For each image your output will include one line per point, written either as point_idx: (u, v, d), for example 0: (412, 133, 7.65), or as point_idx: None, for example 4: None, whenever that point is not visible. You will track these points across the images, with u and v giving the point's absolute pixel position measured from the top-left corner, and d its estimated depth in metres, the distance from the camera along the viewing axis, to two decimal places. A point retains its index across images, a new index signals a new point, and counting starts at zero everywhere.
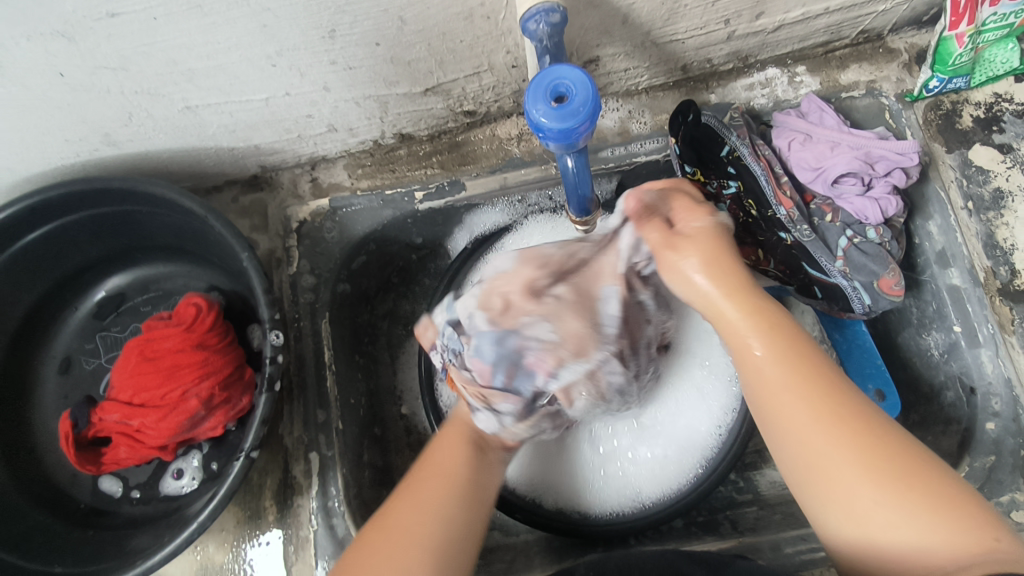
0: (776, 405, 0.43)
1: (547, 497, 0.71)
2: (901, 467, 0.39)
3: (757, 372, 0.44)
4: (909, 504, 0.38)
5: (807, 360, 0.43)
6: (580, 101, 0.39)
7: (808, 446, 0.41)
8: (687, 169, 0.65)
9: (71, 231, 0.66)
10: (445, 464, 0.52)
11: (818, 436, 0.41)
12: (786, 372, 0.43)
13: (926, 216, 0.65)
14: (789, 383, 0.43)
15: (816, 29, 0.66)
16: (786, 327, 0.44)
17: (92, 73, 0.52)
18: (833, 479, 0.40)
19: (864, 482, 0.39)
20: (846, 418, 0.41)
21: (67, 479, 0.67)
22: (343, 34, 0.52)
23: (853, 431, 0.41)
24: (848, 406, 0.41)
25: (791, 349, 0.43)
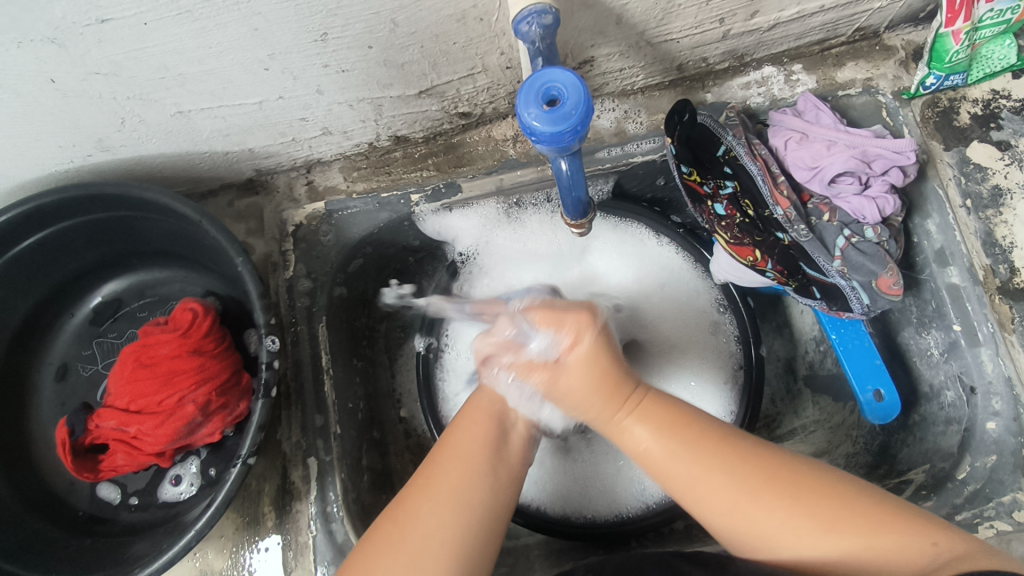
0: (697, 480, 0.46)
1: (551, 502, 0.72)
2: (829, 502, 0.42)
3: (649, 458, 0.48)
4: (841, 533, 0.41)
5: (686, 421, 0.48)
6: (572, 104, 0.38)
7: (743, 518, 0.44)
8: (683, 169, 0.65)
9: (66, 237, 0.66)
10: (467, 455, 0.50)
11: (747, 501, 0.44)
12: (666, 451, 0.47)
13: (924, 214, 0.65)
14: (674, 459, 0.47)
15: (812, 27, 0.66)
16: (655, 408, 0.50)
17: (83, 79, 0.51)
18: (770, 530, 0.43)
19: (800, 528, 0.42)
20: (754, 475, 0.44)
21: (65, 486, 0.67)
22: (336, 38, 0.52)
23: (777, 483, 0.44)
24: (762, 461, 0.45)
25: (661, 423, 0.49)
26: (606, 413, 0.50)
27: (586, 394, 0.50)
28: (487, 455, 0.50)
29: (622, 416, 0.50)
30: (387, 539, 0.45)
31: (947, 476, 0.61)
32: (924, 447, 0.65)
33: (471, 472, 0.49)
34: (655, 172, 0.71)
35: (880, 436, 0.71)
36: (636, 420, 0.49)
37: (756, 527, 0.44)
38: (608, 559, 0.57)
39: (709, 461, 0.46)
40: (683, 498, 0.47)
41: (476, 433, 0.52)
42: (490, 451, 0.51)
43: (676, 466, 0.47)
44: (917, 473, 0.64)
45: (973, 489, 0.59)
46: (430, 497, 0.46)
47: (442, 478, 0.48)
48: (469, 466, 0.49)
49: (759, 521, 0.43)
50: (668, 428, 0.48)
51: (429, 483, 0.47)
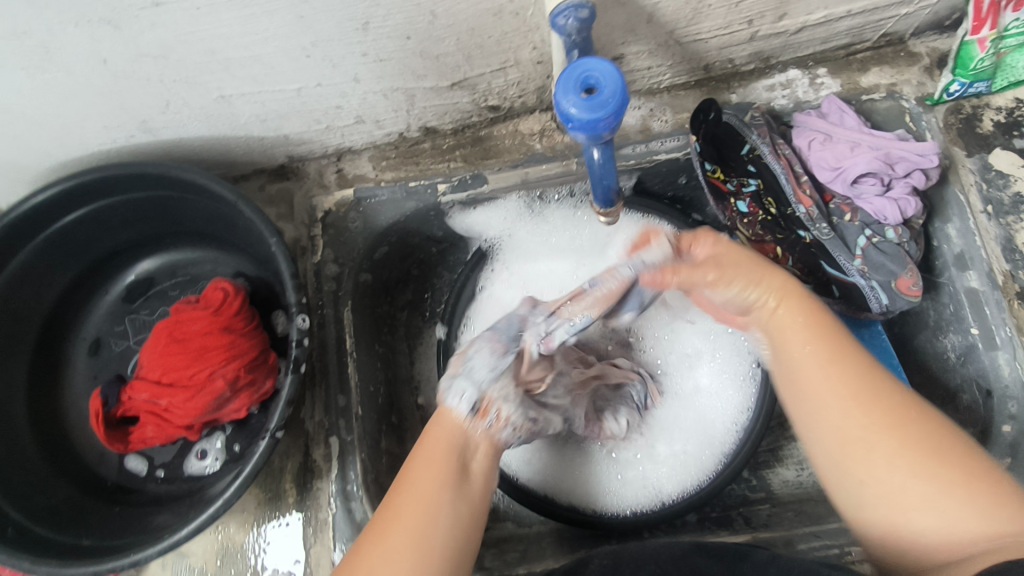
0: (833, 388, 0.49)
1: (558, 492, 0.72)
2: (954, 448, 0.45)
3: (795, 366, 0.51)
4: (952, 495, 0.43)
5: (844, 347, 0.50)
6: (610, 92, 0.40)
7: (849, 431, 0.47)
8: (706, 166, 0.67)
9: (104, 215, 0.68)
10: (416, 500, 0.50)
11: (860, 439, 0.47)
12: (831, 376, 0.49)
13: (945, 219, 0.66)
14: (822, 372, 0.49)
15: (838, 32, 0.67)
16: (797, 320, 0.52)
17: (134, 60, 0.53)
18: (869, 457, 0.46)
19: (913, 466, 0.45)
20: (876, 403, 0.47)
21: (94, 457, 0.69)
22: (376, 27, 0.54)
23: (902, 414, 0.47)
24: (878, 377, 0.48)
25: (815, 335, 0.51)
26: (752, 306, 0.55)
27: (738, 270, 0.55)
28: (446, 478, 0.52)
29: (773, 305, 0.54)
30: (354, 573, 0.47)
31: None
32: None
33: (424, 521, 0.49)
34: (678, 170, 0.72)
35: None
36: (786, 311, 0.53)
37: (865, 473, 0.46)
38: (623, 547, 0.57)
39: (855, 381, 0.48)
40: (810, 404, 0.50)
41: (434, 467, 0.52)
42: (447, 490, 0.51)
43: (816, 368, 0.50)
44: None
45: None
46: (383, 544, 0.48)
47: (404, 506, 0.50)
48: (424, 513, 0.49)
49: (871, 458, 0.46)
50: (824, 339, 0.50)
51: (386, 528, 0.49)
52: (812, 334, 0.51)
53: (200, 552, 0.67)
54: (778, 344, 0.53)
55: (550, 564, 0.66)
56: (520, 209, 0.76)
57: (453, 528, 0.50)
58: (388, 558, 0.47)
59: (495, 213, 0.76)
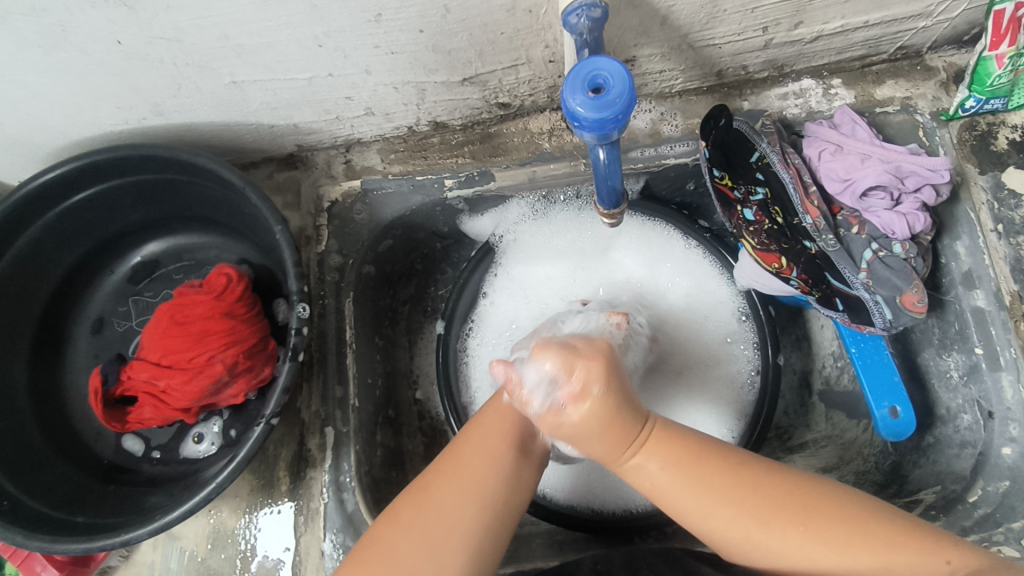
0: (699, 509, 0.46)
1: (559, 490, 0.74)
2: (840, 522, 0.43)
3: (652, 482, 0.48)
4: (844, 548, 0.43)
5: (698, 457, 0.47)
6: (617, 92, 0.40)
7: (722, 522, 0.45)
8: (714, 172, 0.66)
9: (113, 196, 0.69)
10: (496, 445, 0.51)
11: (757, 528, 0.45)
12: (673, 482, 0.47)
13: (954, 235, 0.65)
14: (672, 478, 0.47)
15: (854, 42, 0.67)
16: (667, 442, 0.48)
17: (147, 42, 0.54)
18: (786, 548, 0.44)
19: (810, 538, 0.43)
20: (758, 492, 0.45)
21: (92, 435, 0.70)
22: (389, 19, 0.54)
23: (778, 496, 0.45)
24: (720, 478, 0.46)
25: (675, 459, 0.48)
26: (611, 456, 0.48)
27: (597, 440, 0.47)
28: (511, 450, 0.52)
29: (630, 456, 0.48)
30: (406, 511, 0.47)
31: (959, 498, 0.61)
32: (937, 469, 0.65)
33: (495, 463, 0.50)
34: (686, 175, 0.72)
35: (892, 455, 0.70)
36: (644, 458, 0.48)
37: (771, 551, 0.44)
38: (614, 554, 0.57)
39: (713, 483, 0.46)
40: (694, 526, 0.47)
41: (510, 426, 0.53)
42: (518, 449, 0.52)
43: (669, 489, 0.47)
44: (928, 493, 0.64)
45: (982, 513, 0.59)
46: (453, 478, 0.49)
47: (480, 449, 0.51)
48: (494, 460, 0.50)
49: (779, 542, 0.44)
50: (673, 462, 0.47)
51: (452, 469, 0.49)
52: (666, 462, 0.47)
53: (192, 535, 0.68)
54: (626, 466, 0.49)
55: (538, 565, 0.66)
56: (528, 207, 0.76)
57: (513, 485, 0.50)
58: (455, 494, 0.48)
59: (507, 210, 0.77)
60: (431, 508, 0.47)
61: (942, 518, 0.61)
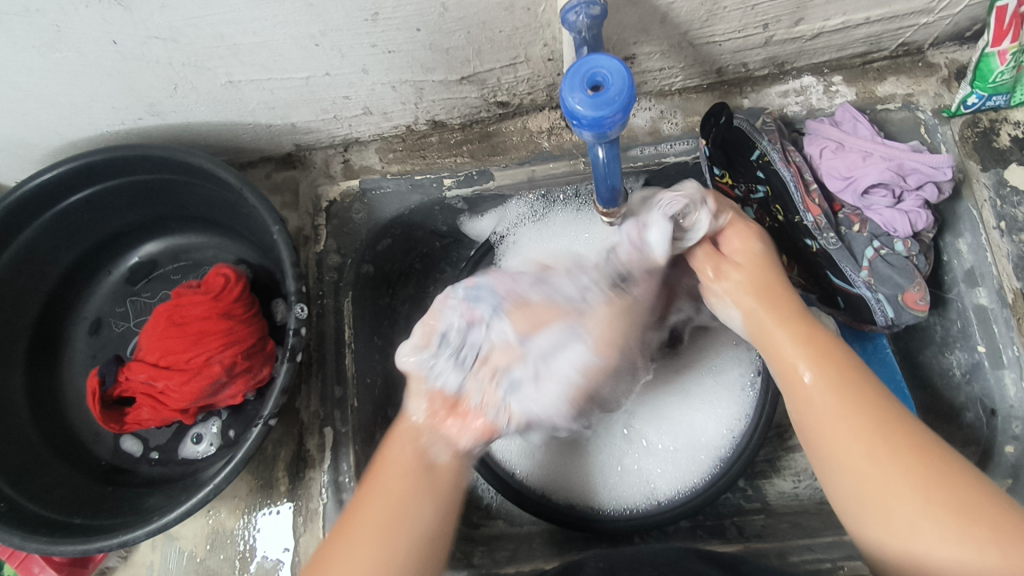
0: (837, 431, 0.45)
1: (555, 490, 0.72)
2: (967, 500, 0.40)
3: (797, 388, 0.48)
4: (968, 530, 0.39)
5: (872, 397, 0.45)
6: (616, 90, 0.39)
7: (867, 463, 0.43)
8: (714, 171, 0.64)
9: (110, 196, 0.68)
10: (387, 509, 0.47)
11: (867, 460, 0.43)
12: (830, 401, 0.46)
13: (956, 233, 0.65)
14: (818, 393, 0.46)
15: (855, 39, 0.66)
16: (845, 381, 0.46)
17: (143, 42, 0.53)
18: (893, 496, 0.42)
19: (925, 498, 0.41)
20: (909, 453, 0.42)
21: (91, 436, 0.70)
22: (386, 18, 0.53)
23: (913, 458, 0.42)
24: (907, 434, 0.43)
25: (845, 386, 0.46)
26: (789, 371, 0.48)
27: (793, 343, 0.49)
28: (419, 488, 0.49)
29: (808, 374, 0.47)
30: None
31: None
32: None
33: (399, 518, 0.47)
34: (686, 174, 0.72)
35: None
36: (821, 384, 0.46)
37: (873, 492, 0.42)
38: (615, 553, 0.57)
39: (907, 442, 0.43)
40: (816, 443, 0.46)
41: (400, 469, 0.50)
42: (404, 489, 0.49)
43: (820, 416, 0.46)
44: None
45: None
46: (348, 535, 0.46)
47: (373, 500, 0.48)
48: (399, 503, 0.48)
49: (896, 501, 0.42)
50: (847, 387, 0.46)
51: (347, 527, 0.47)
52: (833, 379, 0.46)
53: (191, 536, 0.67)
54: (783, 377, 0.49)
55: (538, 566, 0.65)
56: (527, 206, 0.76)
57: (435, 527, 0.48)
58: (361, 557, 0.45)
59: (517, 206, 0.76)
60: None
61: None
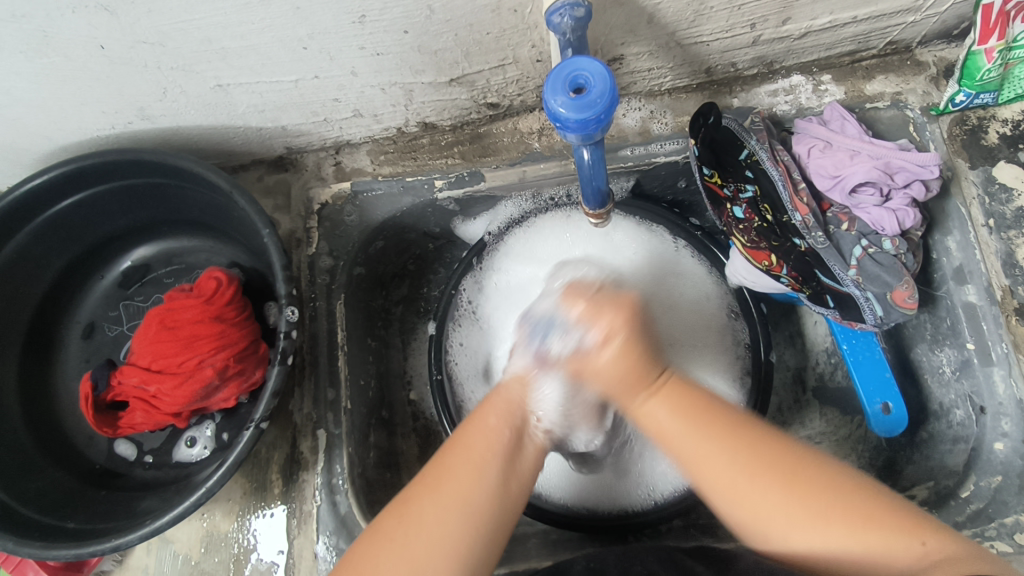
0: (698, 458, 0.46)
1: (552, 491, 0.72)
2: (822, 491, 0.43)
3: (660, 429, 0.49)
4: (833, 524, 0.42)
5: (708, 411, 0.48)
6: (598, 93, 0.39)
7: (739, 491, 0.45)
8: (704, 171, 0.66)
9: (101, 200, 0.68)
10: (477, 454, 0.50)
11: (745, 483, 0.44)
12: (686, 434, 0.47)
13: (945, 231, 0.65)
14: (681, 433, 0.48)
15: (843, 38, 0.66)
16: (681, 394, 0.50)
17: (131, 46, 0.53)
18: (768, 514, 0.44)
19: (790, 508, 0.43)
20: (767, 462, 0.45)
21: (85, 440, 0.70)
22: (373, 20, 0.54)
23: (771, 466, 0.44)
24: (760, 450, 0.45)
25: (684, 409, 0.49)
26: (625, 396, 0.51)
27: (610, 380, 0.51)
28: (495, 459, 0.51)
29: (643, 398, 0.50)
30: (389, 523, 0.47)
31: (951, 494, 0.61)
32: (930, 464, 0.65)
33: (478, 476, 0.49)
34: (677, 174, 0.72)
35: (886, 451, 0.70)
36: (657, 402, 0.49)
37: (752, 512, 0.44)
38: (607, 552, 0.57)
39: (751, 447, 0.46)
40: (693, 476, 0.47)
41: (490, 435, 0.52)
42: (500, 459, 0.51)
43: (694, 456, 0.47)
44: (921, 489, 0.64)
45: (975, 508, 0.59)
46: (435, 492, 0.47)
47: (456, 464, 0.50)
48: (480, 469, 0.49)
49: (770, 510, 0.44)
50: (693, 414, 0.48)
51: (439, 481, 0.48)
52: (679, 409, 0.48)
53: (186, 539, 0.68)
54: (644, 422, 0.50)
55: (532, 566, 0.66)
56: (519, 206, 0.77)
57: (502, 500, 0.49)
58: (437, 506, 0.47)
59: (506, 207, 0.77)
60: (415, 521, 0.46)
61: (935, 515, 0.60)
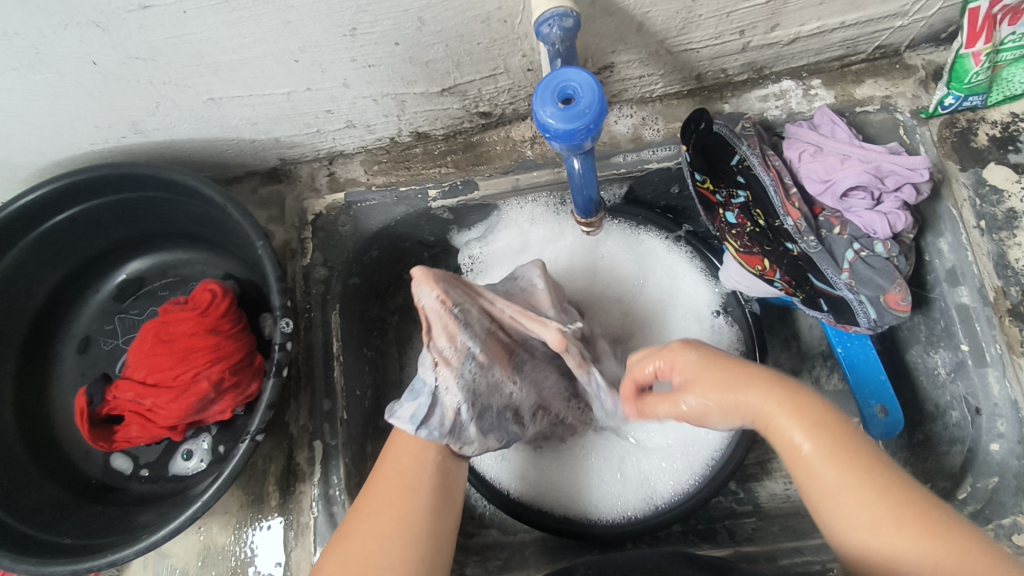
0: (833, 485, 0.42)
1: (549, 499, 0.73)
2: (983, 568, 0.37)
3: (804, 466, 0.43)
4: None
5: (861, 447, 0.42)
6: (586, 103, 0.39)
7: (879, 539, 0.40)
8: (696, 176, 0.66)
9: (95, 214, 0.68)
10: (403, 479, 0.51)
11: (890, 530, 0.40)
12: (829, 465, 0.42)
13: (937, 233, 0.65)
14: (818, 460, 0.42)
15: (832, 43, 0.67)
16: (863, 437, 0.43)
17: (123, 62, 0.54)
18: (893, 553, 0.40)
19: (917, 546, 0.39)
20: (916, 519, 0.40)
21: (80, 455, 0.70)
22: (364, 33, 0.54)
23: (916, 518, 0.40)
24: (886, 481, 0.41)
25: (832, 438, 0.43)
26: (771, 424, 0.45)
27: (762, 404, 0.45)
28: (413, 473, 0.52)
29: (788, 428, 0.44)
30: (333, 563, 0.47)
31: (948, 496, 0.61)
32: (927, 466, 0.65)
33: (409, 498, 0.50)
34: (670, 179, 0.72)
35: None
36: (811, 437, 0.43)
37: (892, 568, 0.40)
38: (603, 560, 0.56)
39: (886, 490, 0.41)
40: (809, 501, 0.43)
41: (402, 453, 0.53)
42: (430, 480, 0.52)
43: (822, 478, 0.42)
44: None
45: (972, 510, 0.59)
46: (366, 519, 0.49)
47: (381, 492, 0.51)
48: (405, 479, 0.51)
49: (915, 572, 0.39)
50: (834, 441, 0.42)
51: (366, 510, 0.50)
52: (819, 434, 0.43)
53: (182, 553, 0.67)
54: (779, 447, 0.45)
55: None
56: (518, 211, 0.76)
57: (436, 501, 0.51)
58: (375, 529, 0.48)
59: (510, 212, 0.76)
60: (358, 549, 0.47)
61: None
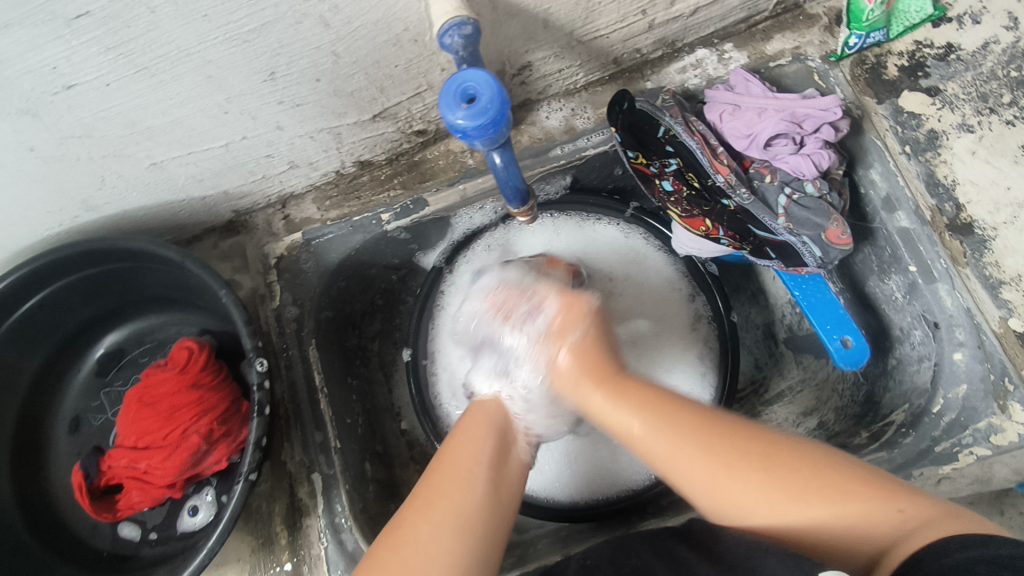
0: (671, 455, 0.47)
1: (583, 491, 0.75)
2: (802, 464, 0.45)
3: (638, 443, 0.49)
4: (813, 500, 0.44)
5: (657, 399, 0.50)
6: (488, 98, 0.42)
7: (722, 488, 0.46)
8: (629, 155, 0.69)
9: (63, 296, 0.70)
10: (463, 466, 0.52)
11: (725, 476, 0.46)
12: (658, 438, 0.48)
13: (867, 165, 0.69)
14: (662, 446, 0.48)
15: (732, 8, 0.70)
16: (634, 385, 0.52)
17: (60, 143, 0.56)
18: (754, 495, 0.45)
19: (776, 490, 0.45)
20: (734, 448, 0.46)
21: (88, 530, 0.71)
22: (284, 75, 0.56)
23: (732, 449, 0.46)
24: (744, 442, 0.46)
25: (643, 407, 0.50)
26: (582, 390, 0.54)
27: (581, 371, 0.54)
28: (480, 469, 0.52)
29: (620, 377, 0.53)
30: (381, 552, 0.47)
31: (924, 412, 0.64)
32: (903, 388, 0.67)
33: (465, 488, 0.50)
34: (611, 163, 0.75)
35: (865, 385, 0.73)
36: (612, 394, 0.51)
37: (737, 504, 0.46)
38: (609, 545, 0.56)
39: (689, 440, 0.47)
40: (668, 478, 0.48)
41: (477, 443, 0.54)
42: (489, 468, 0.52)
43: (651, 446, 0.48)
44: (898, 413, 0.66)
45: (949, 420, 0.62)
46: (425, 508, 0.48)
47: (447, 477, 0.51)
48: (466, 474, 0.51)
49: (750, 495, 0.45)
50: (639, 402, 0.50)
51: (428, 499, 0.49)
52: (638, 407, 0.50)
53: None
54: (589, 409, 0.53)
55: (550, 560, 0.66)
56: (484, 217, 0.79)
57: (494, 502, 0.50)
58: (432, 524, 0.47)
59: (464, 220, 0.79)
60: (407, 541, 0.46)
61: (912, 433, 0.63)
